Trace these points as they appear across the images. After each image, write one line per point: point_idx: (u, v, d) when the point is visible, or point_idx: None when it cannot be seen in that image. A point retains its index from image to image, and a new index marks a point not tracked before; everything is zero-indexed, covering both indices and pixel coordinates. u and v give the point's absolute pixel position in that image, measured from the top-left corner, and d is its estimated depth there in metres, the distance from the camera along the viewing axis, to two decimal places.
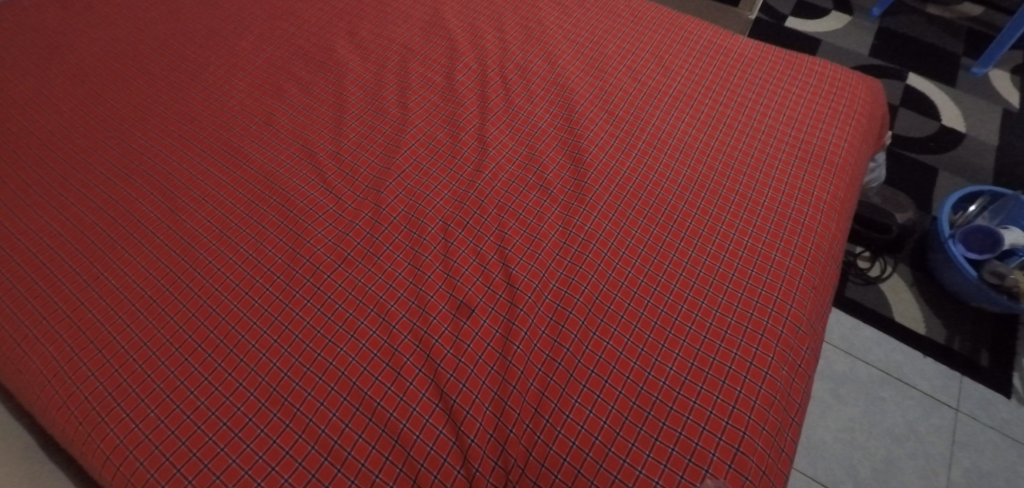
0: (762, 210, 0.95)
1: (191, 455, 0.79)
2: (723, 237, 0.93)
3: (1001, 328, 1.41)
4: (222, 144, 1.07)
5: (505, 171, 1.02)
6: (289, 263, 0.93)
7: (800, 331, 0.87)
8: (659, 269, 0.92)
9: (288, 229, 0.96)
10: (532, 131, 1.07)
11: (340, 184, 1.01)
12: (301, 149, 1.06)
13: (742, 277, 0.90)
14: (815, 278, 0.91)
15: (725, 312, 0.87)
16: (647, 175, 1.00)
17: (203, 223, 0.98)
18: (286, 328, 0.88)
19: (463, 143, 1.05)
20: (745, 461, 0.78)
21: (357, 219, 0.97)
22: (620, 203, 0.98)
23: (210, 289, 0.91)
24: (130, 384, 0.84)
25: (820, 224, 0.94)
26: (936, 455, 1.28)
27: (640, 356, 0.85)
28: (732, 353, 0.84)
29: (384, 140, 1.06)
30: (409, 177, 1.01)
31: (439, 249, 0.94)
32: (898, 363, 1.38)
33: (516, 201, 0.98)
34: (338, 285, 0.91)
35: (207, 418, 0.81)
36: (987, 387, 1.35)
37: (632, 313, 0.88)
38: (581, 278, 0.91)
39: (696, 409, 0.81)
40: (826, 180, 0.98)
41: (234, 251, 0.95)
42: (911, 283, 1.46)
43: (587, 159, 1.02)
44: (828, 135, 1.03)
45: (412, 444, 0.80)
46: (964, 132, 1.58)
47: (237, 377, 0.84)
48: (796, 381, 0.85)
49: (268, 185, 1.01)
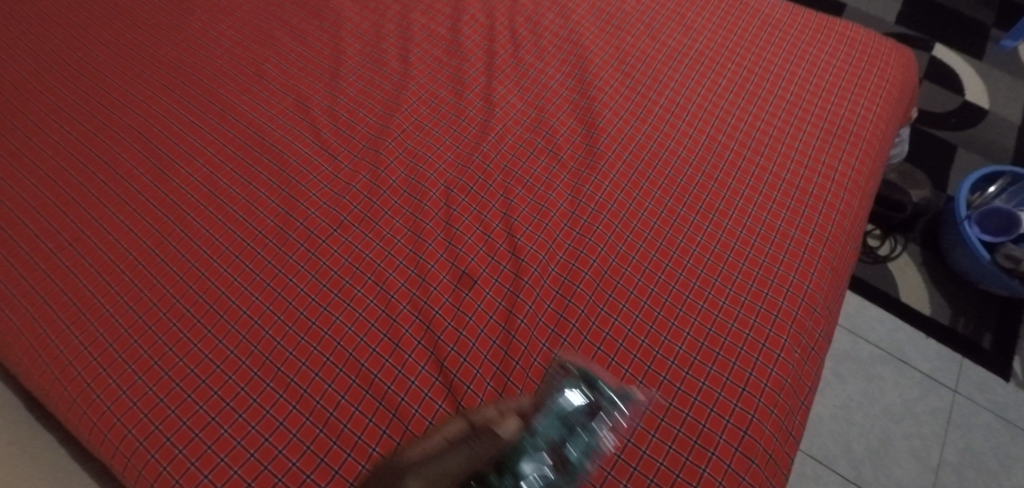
0: (783, 185, 0.91)
1: (181, 424, 0.75)
2: (740, 213, 0.89)
3: (1008, 311, 1.38)
4: (209, 96, 1.00)
5: (512, 134, 0.96)
6: (281, 226, 0.88)
7: (815, 313, 0.83)
8: (672, 244, 0.87)
9: (280, 190, 0.91)
10: (542, 92, 1.00)
11: (336, 143, 0.95)
12: (294, 104, 0.99)
13: (758, 255, 0.86)
14: (834, 258, 0.87)
15: (739, 292, 0.84)
16: (663, 143, 0.95)
17: (190, 180, 0.92)
18: (279, 294, 0.83)
19: (468, 103, 0.99)
20: (752, 445, 0.75)
21: (354, 182, 0.91)
22: (633, 172, 0.92)
23: (199, 251, 0.86)
24: (116, 350, 0.80)
25: (843, 201, 0.90)
26: (931, 435, 1.28)
27: (649, 334, 0.82)
28: (744, 334, 0.81)
29: (383, 96, 1.00)
30: (410, 138, 0.95)
31: (441, 216, 0.89)
32: (900, 343, 1.36)
33: (523, 167, 0.93)
34: (334, 250, 0.86)
35: (197, 387, 0.78)
36: (986, 369, 1.34)
37: (642, 290, 0.84)
38: (590, 251, 0.87)
39: (704, 391, 0.78)
40: (851, 155, 0.93)
41: (222, 211, 0.89)
42: (920, 262, 1.42)
43: (600, 124, 0.96)
44: (856, 106, 0.97)
45: (410, 419, 0.76)
46: (986, 108, 1.52)
47: (228, 345, 0.80)
48: (807, 365, 0.82)
49: (259, 142, 0.95)
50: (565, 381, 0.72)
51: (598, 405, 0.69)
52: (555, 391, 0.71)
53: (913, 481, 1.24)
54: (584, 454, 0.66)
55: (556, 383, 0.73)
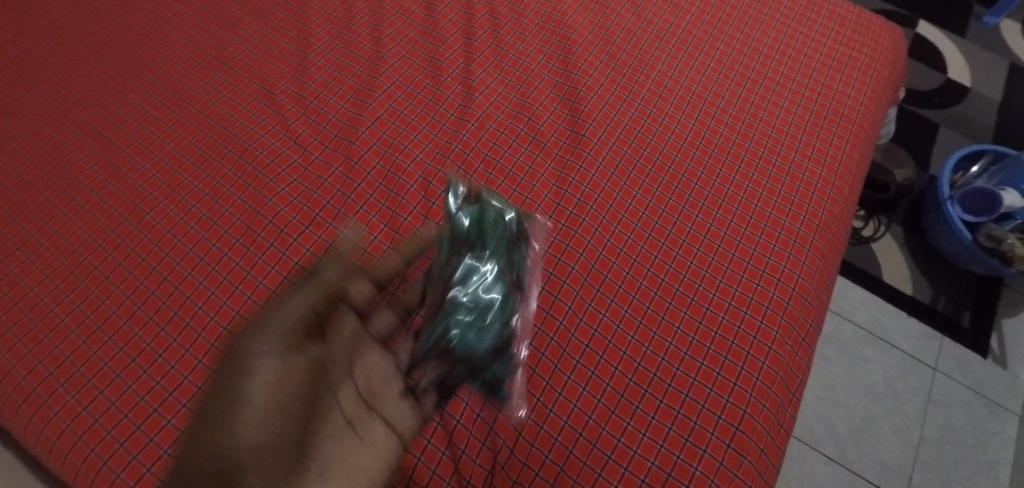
0: (773, 171, 0.88)
1: (147, 441, 0.71)
2: (730, 201, 0.86)
3: (987, 289, 1.39)
4: (166, 83, 0.94)
5: (493, 120, 0.92)
6: (248, 224, 0.83)
7: (806, 303, 0.81)
8: (661, 234, 0.84)
9: (246, 185, 0.85)
10: (524, 76, 0.96)
11: (305, 133, 0.89)
12: (259, 91, 0.93)
13: (748, 245, 0.83)
14: (825, 246, 0.85)
15: (730, 283, 0.81)
16: (650, 128, 0.92)
17: (148, 177, 0.87)
18: (248, 297, 0.78)
19: (446, 88, 0.94)
20: (744, 440, 0.73)
21: (326, 175, 0.86)
22: (620, 159, 0.89)
23: (160, 254, 0.81)
24: (75, 363, 0.75)
25: (834, 187, 0.88)
26: (912, 414, 1.29)
27: (638, 329, 0.79)
28: (735, 327, 0.79)
29: (355, 81, 0.94)
30: (385, 125, 0.90)
31: (420, 210, 0.85)
32: (883, 323, 1.36)
33: (505, 155, 0.89)
34: (307, 248, 0.81)
35: (164, 400, 0.73)
36: (965, 347, 1.35)
37: (630, 284, 0.81)
38: (577, 244, 0.83)
39: (696, 386, 0.76)
40: (842, 139, 0.91)
41: (185, 210, 0.84)
42: (903, 243, 1.42)
43: (584, 109, 0.92)
44: (847, 88, 0.95)
45: None
46: (968, 86, 1.52)
47: (196, 354, 0.75)
48: (798, 356, 0.80)
49: (222, 132, 0.89)
50: (479, 232, 0.79)
51: (509, 249, 0.79)
52: (471, 242, 0.79)
53: (895, 459, 1.25)
54: (506, 290, 0.78)
55: (471, 233, 0.79)
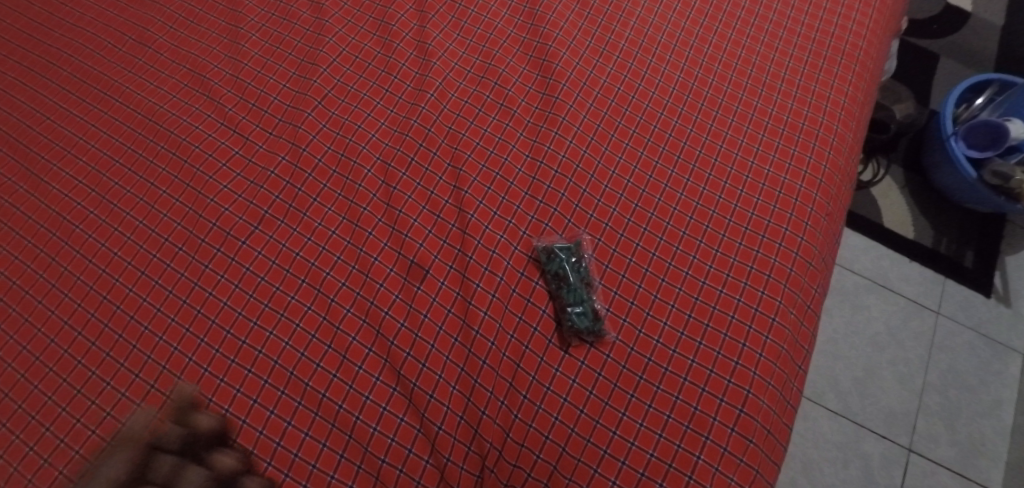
0: (770, 122, 0.80)
1: (58, 443, 0.67)
2: (724, 160, 0.78)
3: (991, 226, 1.32)
4: (82, 74, 0.86)
5: (455, 89, 0.83)
6: (190, 229, 0.76)
7: (810, 268, 0.74)
8: (649, 203, 0.76)
9: (183, 186, 0.78)
10: (486, 34, 0.86)
11: (244, 119, 0.81)
12: (189, 75, 0.85)
13: (746, 208, 0.76)
14: (830, 203, 0.77)
15: (727, 253, 0.74)
16: (632, 84, 0.83)
17: (74, 185, 0.79)
18: (199, 312, 0.73)
19: (400, 55, 0.84)
20: (749, 423, 0.67)
21: (272, 166, 0.79)
22: (600, 122, 0.80)
23: (96, 271, 0.75)
24: (16, 400, 0.69)
25: (837, 135, 0.79)
26: (915, 360, 1.25)
27: (630, 311, 0.72)
28: (734, 300, 0.72)
29: (297, 55, 0.85)
30: (334, 104, 0.81)
31: (381, 196, 0.77)
32: (884, 270, 1.31)
33: (471, 127, 0.80)
34: (257, 252, 0.75)
35: (101, 391, 0.69)
36: (969, 287, 1.30)
37: (618, 262, 0.74)
38: (556, 223, 0.76)
39: (695, 369, 0.69)
40: (844, 81, 0.82)
41: (119, 220, 0.77)
42: (904, 184, 1.35)
43: (556, 68, 0.82)
44: (847, 23, 0.86)
45: (369, 440, 0.68)
46: (969, 11, 1.43)
47: (147, 378, 0.70)
48: (804, 325, 0.74)
49: (151, 127, 0.82)
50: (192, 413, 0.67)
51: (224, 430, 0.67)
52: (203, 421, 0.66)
53: (898, 408, 1.22)
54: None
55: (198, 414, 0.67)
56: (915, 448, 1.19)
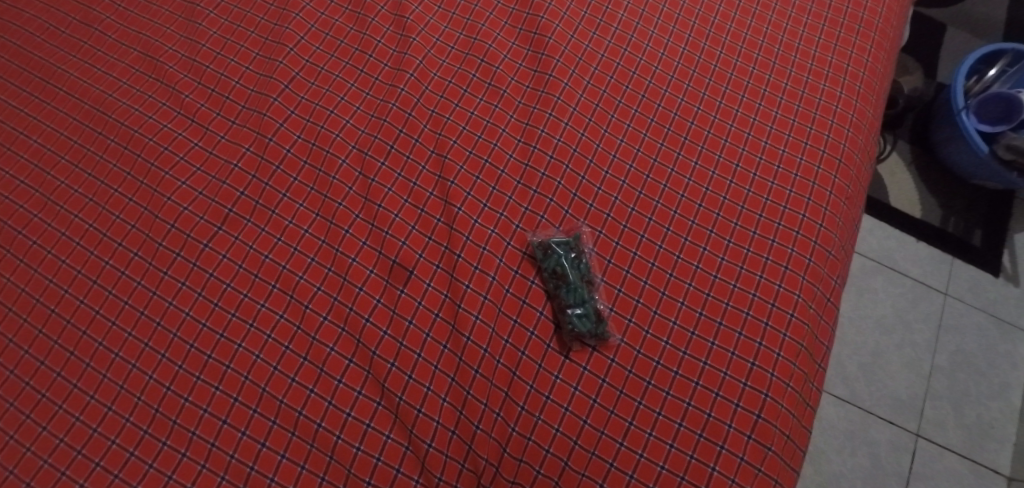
0: (784, 98, 0.73)
1: (5, 475, 0.61)
2: (735, 141, 0.72)
3: (1000, 203, 1.27)
4: (21, 61, 0.77)
5: (438, 67, 0.75)
6: (146, 232, 0.69)
7: (830, 257, 0.68)
8: (653, 191, 0.70)
9: (138, 183, 0.71)
10: (471, 7, 0.78)
11: (203, 107, 0.74)
12: (141, 59, 0.77)
13: (760, 193, 0.69)
14: (850, 186, 0.71)
15: (740, 243, 0.67)
16: (633, 59, 0.76)
17: (16, 185, 0.72)
18: (159, 325, 0.65)
19: (375, 31, 0.77)
20: (768, 430, 0.61)
21: (235, 158, 0.71)
22: (598, 101, 0.73)
23: (42, 281, 0.68)
24: None
25: (856, 110, 0.73)
26: (923, 343, 1.20)
27: (636, 310, 0.66)
28: (749, 295, 0.65)
29: (261, 34, 0.77)
30: (303, 87, 0.74)
31: (358, 190, 0.70)
32: (891, 251, 1.26)
33: (457, 110, 0.73)
34: (222, 255, 0.68)
35: (52, 415, 0.63)
36: (977, 267, 1.25)
37: (621, 256, 0.68)
38: (553, 215, 0.69)
39: (708, 372, 0.63)
40: (863, 51, 0.76)
41: (67, 223, 0.70)
42: (910, 161, 1.29)
43: (549, 42, 0.75)
44: None
45: (352, 461, 0.62)
46: None
47: (103, 399, 0.63)
48: (823, 319, 0.68)
49: (99, 117, 0.74)
50: None
51: None
52: None
53: (905, 393, 1.17)
54: None
55: None
56: (923, 433, 1.15)
